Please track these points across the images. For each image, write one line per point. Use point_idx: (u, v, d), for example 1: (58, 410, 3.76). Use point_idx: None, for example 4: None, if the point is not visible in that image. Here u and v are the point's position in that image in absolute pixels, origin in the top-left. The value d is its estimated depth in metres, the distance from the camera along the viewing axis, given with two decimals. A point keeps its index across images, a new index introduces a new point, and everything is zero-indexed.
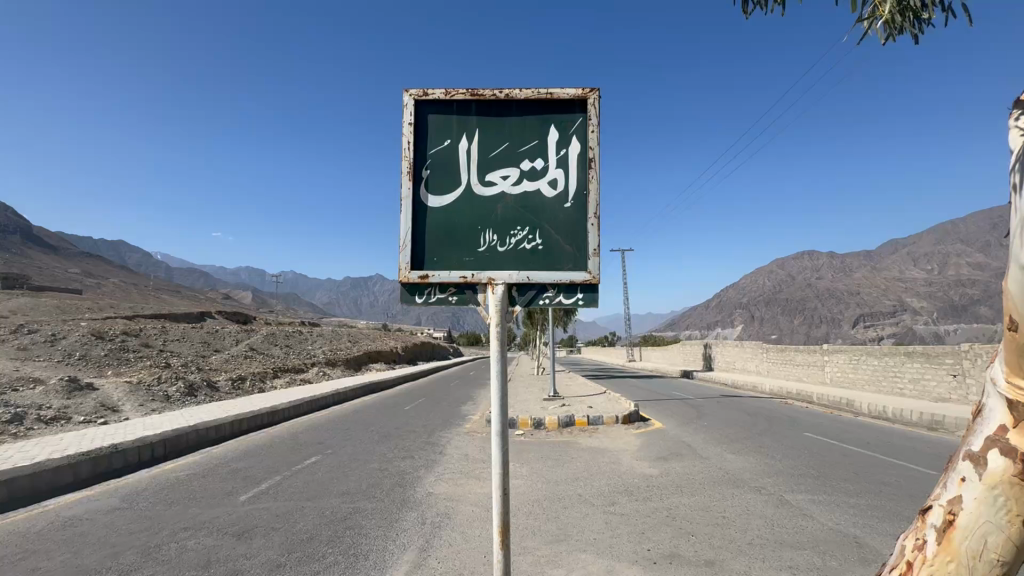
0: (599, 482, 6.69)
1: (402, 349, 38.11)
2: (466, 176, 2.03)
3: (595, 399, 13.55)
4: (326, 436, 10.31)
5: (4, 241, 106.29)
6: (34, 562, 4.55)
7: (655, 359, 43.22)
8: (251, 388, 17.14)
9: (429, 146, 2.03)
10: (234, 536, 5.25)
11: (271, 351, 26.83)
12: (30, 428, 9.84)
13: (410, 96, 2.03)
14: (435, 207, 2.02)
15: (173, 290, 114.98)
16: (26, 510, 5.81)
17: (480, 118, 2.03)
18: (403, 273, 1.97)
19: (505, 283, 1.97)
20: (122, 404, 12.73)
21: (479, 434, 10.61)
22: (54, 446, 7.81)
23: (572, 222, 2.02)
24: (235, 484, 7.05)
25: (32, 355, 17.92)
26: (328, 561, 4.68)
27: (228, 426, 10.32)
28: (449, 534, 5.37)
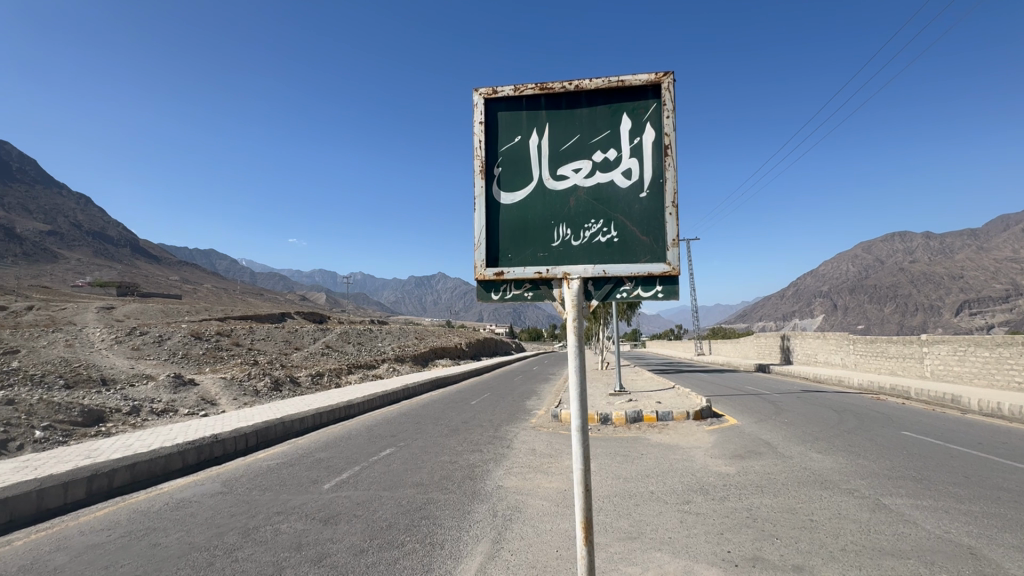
0: (671, 480, 6.48)
1: (465, 345, 38.97)
2: (537, 171, 2.03)
3: (663, 394, 13.15)
4: (399, 429, 10.76)
5: (117, 253, 120.31)
6: (155, 538, 5.12)
7: (725, 353, 41.24)
8: (328, 383, 18.20)
9: (500, 143, 2.04)
10: (322, 521, 5.62)
11: (345, 348, 28.44)
12: (146, 419, 11.12)
13: (480, 96, 2.05)
14: (508, 203, 2.03)
15: (257, 293, 124.73)
16: (147, 492, 6.56)
17: (550, 112, 2.01)
18: (478, 270, 1.99)
19: (580, 277, 1.93)
20: (218, 398, 14.01)
21: (545, 429, 10.65)
22: (166, 436, 8.76)
23: (647, 213, 1.96)
24: (319, 472, 7.55)
25: (144, 355, 20.18)
26: (407, 549, 4.89)
27: (310, 418, 11.07)
28: (520, 527, 5.42)
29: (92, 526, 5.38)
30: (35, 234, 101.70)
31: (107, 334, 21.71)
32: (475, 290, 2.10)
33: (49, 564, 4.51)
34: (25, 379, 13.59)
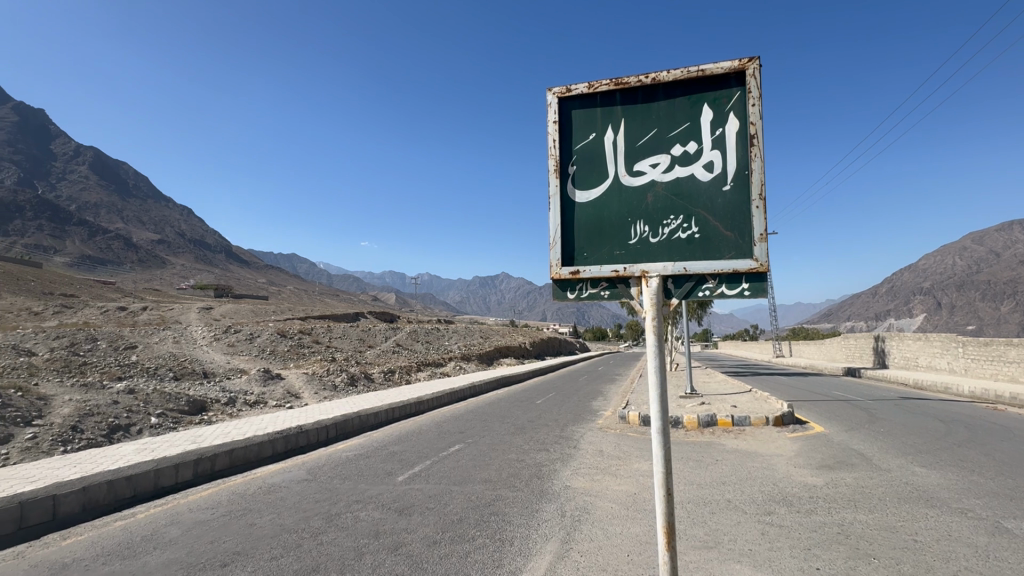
0: (750, 488, 6.12)
1: (530, 344, 39.12)
2: (613, 168, 1.99)
3: (739, 398, 12.47)
4: (467, 426, 11.01)
5: (214, 258, 132.89)
6: (252, 518, 5.61)
7: (808, 355, 38.36)
8: (399, 380, 18.98)
9: (575, 142, 2.03)
10: (396, 511, 5.89)
11: (414, 346, 29.57)
12: (240, 409, 12.21)
13: (553, 95, 2.05)
14: (583, 202, 2.01)
15: (334, 293, 132.75)
16: (243, 475, 7.20)
17: (626, 107, 1.97)
18: (554, 269, 2.00)
19: (659, 275, 1.89)
20: (302, 392, 15.07)
21: (612, 430, 10.47)
22: (258, 426, 9.53)
23: (731, 207, 1.87)
24: (393, 465, 7.92)
25: (238, 351, 22.15)
26: (477, 543, 4.99)
27: (384, 413, 11.63)
28: (590, 529, 5.37)
29: (198, 504, 5.99)
30: (149, 243, 114.87)
31: (208, 332, 24.09)
32: (551, 290, 2.10)
33: (164, 536, 5.06)
34: (142, 372, 15.40)
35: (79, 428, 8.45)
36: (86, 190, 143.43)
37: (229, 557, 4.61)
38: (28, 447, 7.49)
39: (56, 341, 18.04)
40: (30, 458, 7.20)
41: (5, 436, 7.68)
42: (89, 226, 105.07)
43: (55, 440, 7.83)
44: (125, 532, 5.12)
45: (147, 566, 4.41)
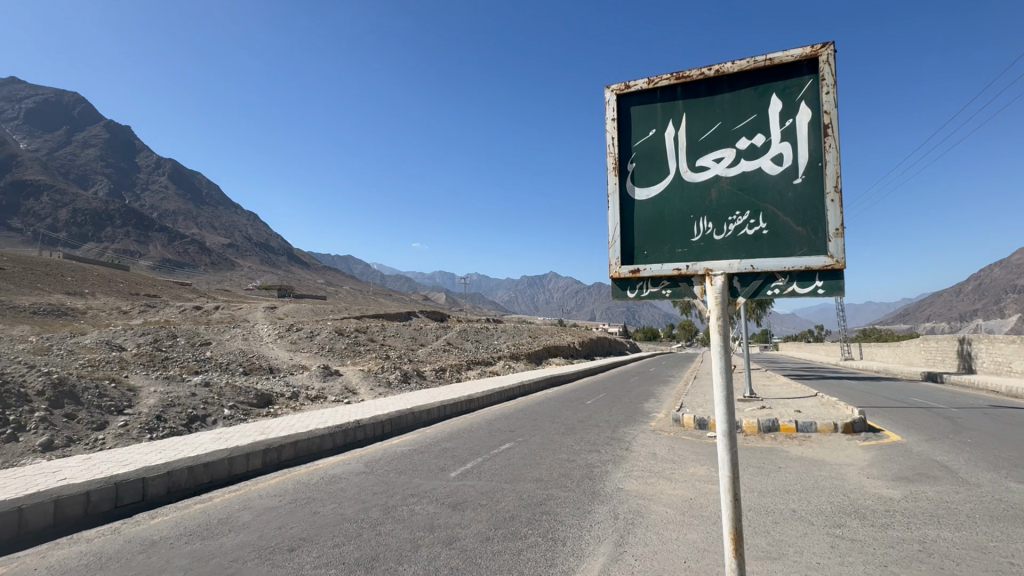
0: (817, 498, 5.78)
1: (579, 344, 38.78)
2: (674, 164, 1.95)
3: (804, 403, 11.79)
4: (516, 425, 11.06)
5: (277, 260, 140.76)
6: (316, 506, 5.91)
7: (881, 358, 35.63)
8: (449, 378, 19.35)
9: (634, 138, 2.00)
10: (450, 507, 6.01)
11: (464, 345, 30.03)
12: (302, 404, 12.89)
13: (612, 93, 2.04)
14: (642, 199, 1.98)
15: (387, 293, 137.35)
16: (307, 466, 7.60)
17: (687, 101, 1.93)
18: (614, 268, 1.99)
19: (724, 273, 1.83)
20: (358, 388, 15.70)
21: (666, 433, 10.20)
22: (319, 420, 10.03)
23: (803, 200, 1.79)
24: (446, 461, 8.09)
25: (300, 348, 23.38)
26: (529, 542, 5.02)
27: (437, 410, 11.89)
28: (644, 533, 5.26)
29: (267, 492, 6.38)
30: (220, 247, 123.46)
31: (273, 330, 25.58)
32: (610, 289, 2.08)
33: (238, 520, 5.43)
34: (216, 367, 16.57)
35: (162, 417, 9.23)
36: (166, 199, 156.15)
37: (296, 542, 4.88)
38: (120, 433, 8.26)
39: (142, 337, 19.77)
40: (123, 443, 7.94)
41: (101, 422, 8.52)
42: (169, 232, 114.44)
43: (143, 428, 8.59)
44: (204, 514, 5.55)
45: (224, 547, 4.75)
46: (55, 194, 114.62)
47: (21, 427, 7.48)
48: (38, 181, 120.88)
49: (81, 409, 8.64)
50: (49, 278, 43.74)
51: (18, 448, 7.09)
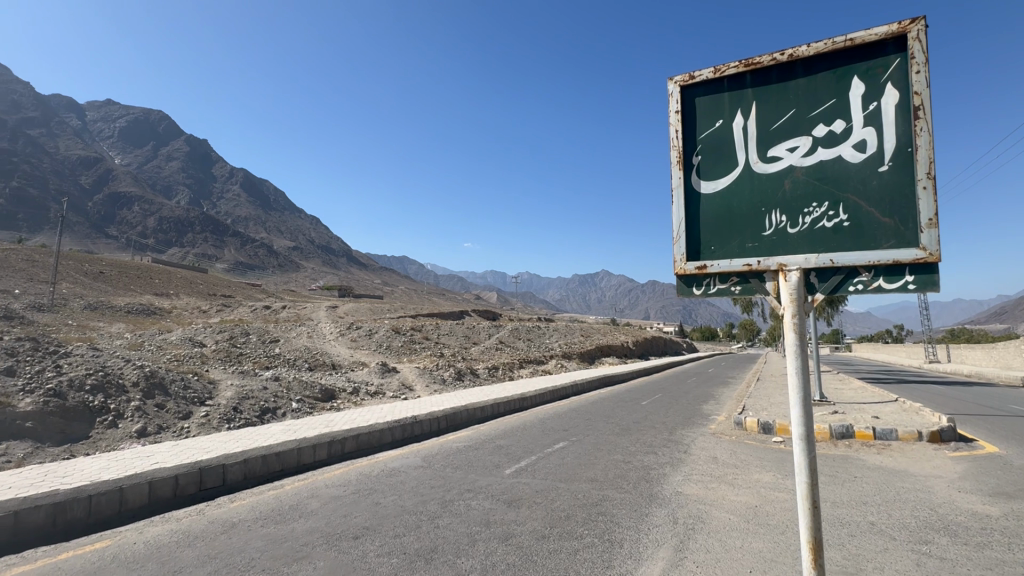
0: (899, 512, 5.34)
1: (632, 343, 37.97)
2: (743, 155, 1.89)
3: (882, 408, 10.93)
4: (571, 425, 10.99)
5: (338, 262, 147.62)
6: (377, 498, 6.15)
7: (974, 360, 32.32)
8: (502, 376, 19.53)
9: (699, 130, 1.95)
10: (506, 503, 6.07)
11: (516, 344, 30.19)
12: (362, 399, 13.45)
13: (676, 84, 1.99)
14: (708, 192, 1.93)
15: (440, 292, 140.66)
16: (368, 459, 7.92)
17: (756, 89, 1.85)
18: (679, 264, 1.94)
19: (799, 267, 1.74)
20: (415, 384, 16.19)
21: (727, 437, 9.79)
22: (378, 414, 10.42)
23: (890, 189, 1.68)
24: (501, 458, 8.17)
25: (360, 346, 24.44)
26: (586, 542, 4.98)
27: (490, 407, 12.03)
28: (705, 539, 5.08)
29: (332, 482, 6.71)
30: (286, 251, 131.12)
31: (335, 327, 26.86)
32: (675, 286, 2.05)
33: (307, 507, 5.76)
34: (284, 363, 17.64)
35: (238, 408, 9.96)
36: (238, 206, 167.78)
37: (360, 531, 5.11)
38: (202, 422, 9.00)
39: (220, 334, 21.38)
40: (205, 432, 8.63)
41: (186, 412, 9.29)
42: (242, 236, 122.98)
43: (221, 418, 9.31)
44: (276, 500, 5.92)
45: (295, 531, 5.05)
46: (145, 204, 126.15)
47: (120, 415, 8.29)
48: (131, 193, 133.59)
49: (170, 400, 9.47)
50: (141, 281, 48.30)
51: (117, 433, 7.88)
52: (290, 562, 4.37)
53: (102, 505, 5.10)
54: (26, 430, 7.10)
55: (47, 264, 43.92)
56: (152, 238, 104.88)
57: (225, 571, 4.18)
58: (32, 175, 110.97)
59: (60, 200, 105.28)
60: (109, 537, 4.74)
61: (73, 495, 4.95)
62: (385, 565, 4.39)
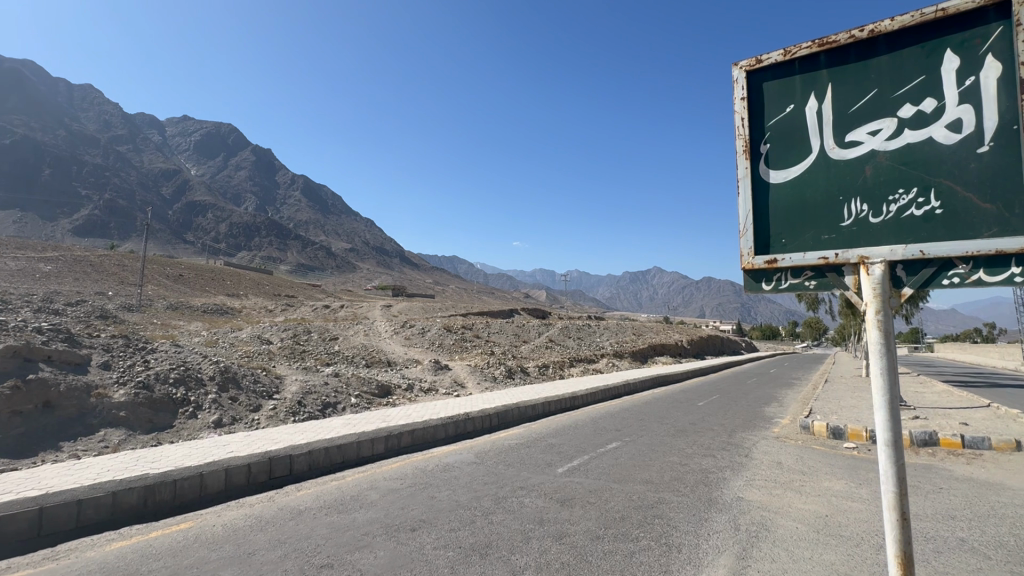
0: (994, 529, 4.84)
1: (687, 342, 36.70)
2: (819, 141, 1.95)
3: (972, 415, 9.95)
4: (623, 425, 10.78)
5: (392, 263, 152.39)
6: (433, 492, 6.30)
7: None
8: (553, 375, 19.45)
9: (769, 117, 2.03)
10: (559, 502, 6.05)
11: (566, 343, 29.96)
12: (417, 395, 13.84)
13: (742, 70, 2.09)
14: (779, 181, 2.02)
15: (490, 292, 142.08)
16: (424, 454, 8.14)
17: (832, 69, 1.91)
18: (748, 260, 2.02)
19: (883, 259, 1.77)
20: (467, 382, 16.46)
21: (792, 441, 9.27)
22: (432, 411, 10.67)
23: (988, 170, 1.69)
24: (553, 456, 8.16)
25: (413, 344, 25.13)
26: (642, 544, 4.87)
27: (542, 405, 12.00)
28: (770, 548, 4.84)
29: (390, 475, 6.96)
30: (343, 253, 136.94)
31: (389, 326, 27.75)
32: (744, 281, 2.11)
33: (368, 498, 6.00)
34: (343, 360, 18.43)
35: (302, 402, 10.51)
36: (299, 211, 176.99)
37: (417, 523, 5.25)
38: (271, 414, 9.57)
39: (284, 332, 22.64)
40: (273, 424, 9.19)
41: (256, 404, 9.92)
42: (303, 239, 129.51)
43: (287, 411, 9.86)
44: (339, 490, 6.21)
45: (356, 521, 5.26)
46: (217, 211, 135.60)
47: (198, 406, 8.97)
48: (205, 202, 144.02)
49: (242, 393, 10.13)
50: (215, 283, 51.96)
51: (197, 423, 8.54)
52: (353, 550, 4.56)
53: (186, 489, 5.53)
54: (121, 418, 7.82)
55: (135, 269, 48.20)
56: (224, 243, 112.63)
57: (293, 555, 4.43)
58: (122, 188, 122.15)
59: (145, 209, 115.27)
60: (193, 519, 5.13)
61: (161, 478, 5.40)
62: (441, 558, 4.49)
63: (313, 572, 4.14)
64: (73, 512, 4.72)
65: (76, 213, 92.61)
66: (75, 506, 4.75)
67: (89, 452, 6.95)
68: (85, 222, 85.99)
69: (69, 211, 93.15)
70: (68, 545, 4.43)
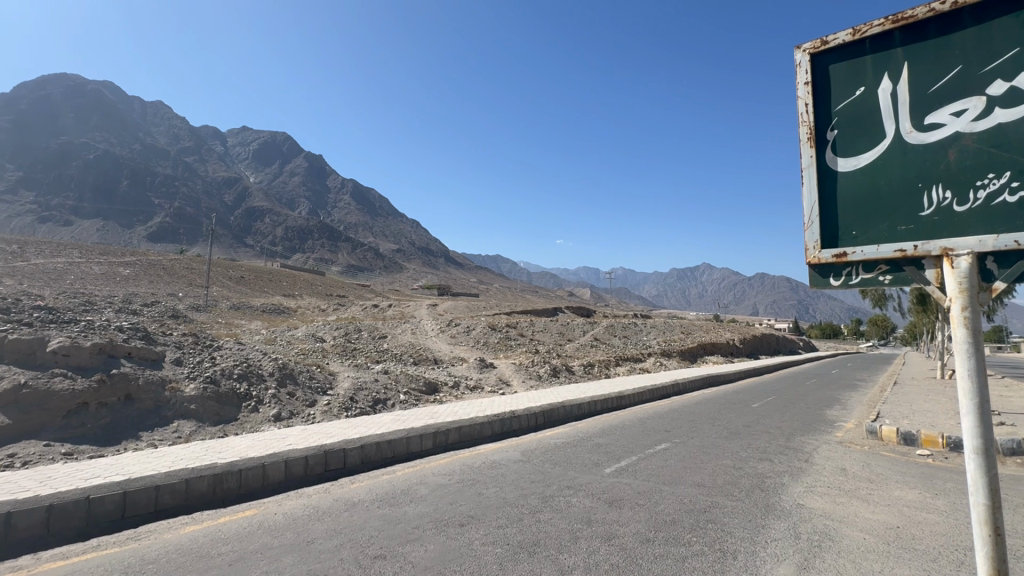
0: None
1: (740, 342, 35.17)
2: (894, 125, 2.10)
3: None
4: (673, 425, 10.48)
5: (437, 263, 155.05)
6: (480, 488, 6.37)
7: None
8: (598, 374, 19.18)
9: (837, 104, 2.20)
10: (607, 503, 5.97)
11: (612, 341, 29.46)
12: (462, 393, 14.04)
13: (806, 53, 2.28)
14: (848, 169, 2.17)
15: (534, 291, 141.92)
16: (471, 451, 8.24)
17: (907, 48, 2.06)
18: (814, 255, 2.19)
19: (971, 251, 1.87)
20: (512, 380, 16.52)
21: (858, 446, 8.71)
22: (478, 408, 10.77)
23: None
24: (600, 456, 8.05)
25: (458, 342, 25.51)
26: (695, 549, 4.72)
27: (588, 404, 11.85)
28: (834, 559, 4.57)
29: (439, 470, 7.09)
30: (390, 253, 140.79)
31: (436, 325, 28.27)
32: (811, 277, 2.30)
33: (417, 492, 6.13)
34: (392, 357, 18.96)
35: (354, 398, 10.90)
36: (349, 214, 183.40)
37: (465, 519, 5.32)
38: (326, 409, 10.00)
39: (337, 331, 23.53)
40: (328, 418, 9.58)
41: (312, 400, 10.38)
42: (353, 241, 134.08)
43: (340, 406, 10.26)
44: (390, 484, 6.40)
45: (407, 514, 5.40)
46: (273, 216, 142.68)
47: (260, 401, 9.48)
48: (263, 207, 151.91)
49: (298, 389, 10.62)
50: (272, 284, 54.76)
51: (258, 417, 9.04)
52: (404, 543, 4.68)
53: (249, 478, 5.86)
54: (191, 410, 8.39)
55: (201, 271, 51.56)
56: (280, 246, 118.50)
57: (349, 545, 4.60)
58: (190, 196, 131.10)
59: (210, 215, 123.04)
60: (256, 507, 5.44)
61: (227, 467, 5.75)
62: (490, 554, 4.53)
63: (367, 562, 4.28)
64: (151, 497, 5.11)
65: (150, 220, 100.13)
66: (153, 492, 5.13)
67: (165, 441, 7.51)
68: (158, 229, 92.93)
69: (145, 219, 100.99)
70: (148, 527, 4.80)
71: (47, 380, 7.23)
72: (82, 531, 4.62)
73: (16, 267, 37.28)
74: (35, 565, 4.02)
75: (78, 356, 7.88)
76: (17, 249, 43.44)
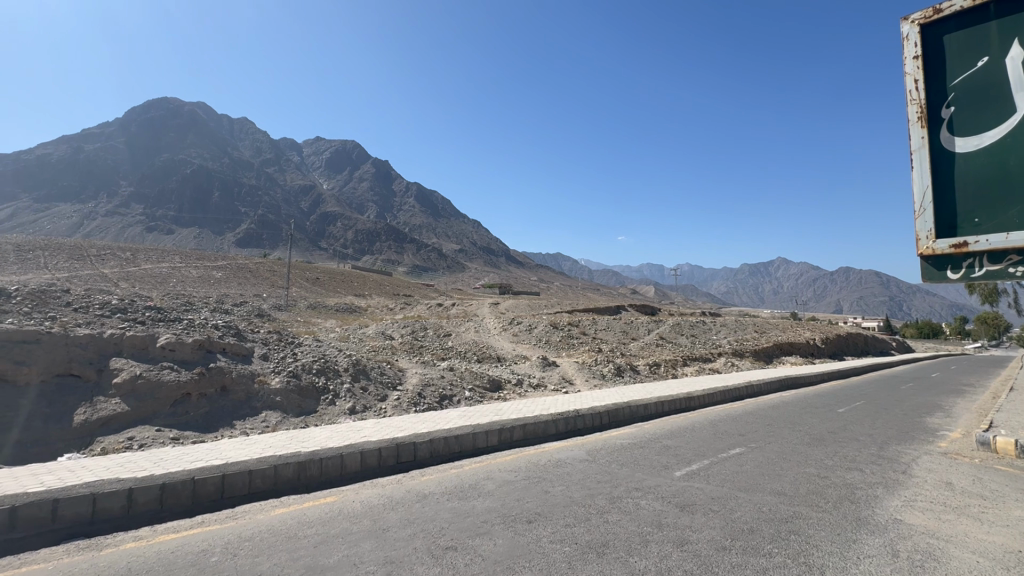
0: None
1: (822, 341, 32.55)
2: (1008, 106, 3.49)
3: None
4: (748, 430, 9.93)
5: (498, 262, 156.56)
6: (546, 486, 6.38)
7: None
8: (665, 374, 18.54)
9: (952, 84, 3.65)
10: (678, 507, 5.77)
11: (678, 341, 28.36)
12: (526, 390, 14.12)
13: (915, 27, 3.79)
14: (969, 142, 3.60)
15: (596, 289, 140.03)
16: (535, 448, 8.27)
17: (996, 35, 3.54)
18: (933, 246, 3.60)
19: None
20: (574, 379, 16.42)
21: (966, 459, 7.81)
22: (542, 407, 10.78)
23: None
24: (670, 459, 7.80)
25: (521, 341, 25.68)
26: (776, 561, 4.46)
27: (654, 405, 11.46)
28: None
29: (505, 467, 7.18)
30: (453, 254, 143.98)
31: (498, 323, 28.65)
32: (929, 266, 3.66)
33: (485, 487, 6.25)
34: (457, 355, 19.44)
35: (422, 394, 11.30)
36: (413, 216, 189.72)
37: (532, 516, 5.35)
38: (396, 404, 10.45)
39: (404, 329, 24.48)
40: (398, 412, 10.01)
41: (383, 394, 10.88)
42: (417, 243, 138.56)
43: (410, 402, 10.67)
44: (459, 478, 6.59)
45: (476, 508, 5.52)
46: (344, 220, 150.53)
47: (336, 394, 10.07)
48: (335, 212, 160.80)
49: (371, 383, 11.19)
50: (345, 285, 57.87)
51: (336, 410, 9.60)
52: (474, 536, 4.79)
53: (330, 467, 6.25)
54: (276, 402, 9.06)
55: (282, 274, 55.44)
56: (350, 248, 124.81)
57: (421, 535, 4.77)
58: (271, 204, 141.63)
59: (288, 221, 132.07)
60: (336, 494, 5.78)
61: (309, 456, 6.15)
62: (558, 552, 4.52)
63: (439, 553, 4.42)
64: (245, 480, 5.58)
65: (237, 228, 109.15)
66: (246, 476, 5.60)
67: (255, 430, 8.19)
68: (245, 236, 101.19)
69: (233, 227, 110.37)
70: (243, 508, 5.26)
71: (157, 371, 8.10)
72: (189, 508, 5.13)
73: (130, 272, 42.11)
74: (152, 536, 4.52)
75: (182, 351, 8.76)
76: (130, 256, 49.02)
